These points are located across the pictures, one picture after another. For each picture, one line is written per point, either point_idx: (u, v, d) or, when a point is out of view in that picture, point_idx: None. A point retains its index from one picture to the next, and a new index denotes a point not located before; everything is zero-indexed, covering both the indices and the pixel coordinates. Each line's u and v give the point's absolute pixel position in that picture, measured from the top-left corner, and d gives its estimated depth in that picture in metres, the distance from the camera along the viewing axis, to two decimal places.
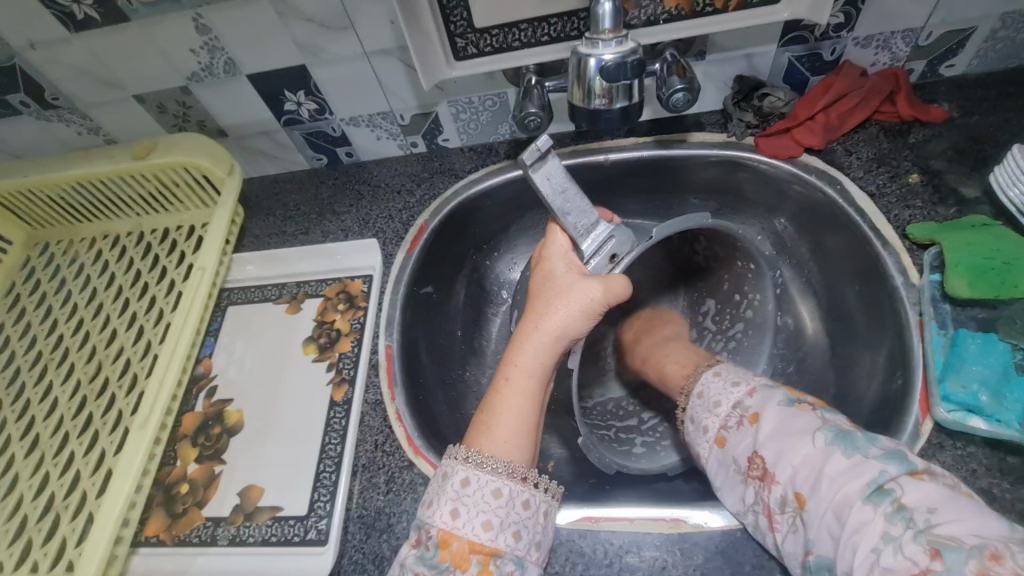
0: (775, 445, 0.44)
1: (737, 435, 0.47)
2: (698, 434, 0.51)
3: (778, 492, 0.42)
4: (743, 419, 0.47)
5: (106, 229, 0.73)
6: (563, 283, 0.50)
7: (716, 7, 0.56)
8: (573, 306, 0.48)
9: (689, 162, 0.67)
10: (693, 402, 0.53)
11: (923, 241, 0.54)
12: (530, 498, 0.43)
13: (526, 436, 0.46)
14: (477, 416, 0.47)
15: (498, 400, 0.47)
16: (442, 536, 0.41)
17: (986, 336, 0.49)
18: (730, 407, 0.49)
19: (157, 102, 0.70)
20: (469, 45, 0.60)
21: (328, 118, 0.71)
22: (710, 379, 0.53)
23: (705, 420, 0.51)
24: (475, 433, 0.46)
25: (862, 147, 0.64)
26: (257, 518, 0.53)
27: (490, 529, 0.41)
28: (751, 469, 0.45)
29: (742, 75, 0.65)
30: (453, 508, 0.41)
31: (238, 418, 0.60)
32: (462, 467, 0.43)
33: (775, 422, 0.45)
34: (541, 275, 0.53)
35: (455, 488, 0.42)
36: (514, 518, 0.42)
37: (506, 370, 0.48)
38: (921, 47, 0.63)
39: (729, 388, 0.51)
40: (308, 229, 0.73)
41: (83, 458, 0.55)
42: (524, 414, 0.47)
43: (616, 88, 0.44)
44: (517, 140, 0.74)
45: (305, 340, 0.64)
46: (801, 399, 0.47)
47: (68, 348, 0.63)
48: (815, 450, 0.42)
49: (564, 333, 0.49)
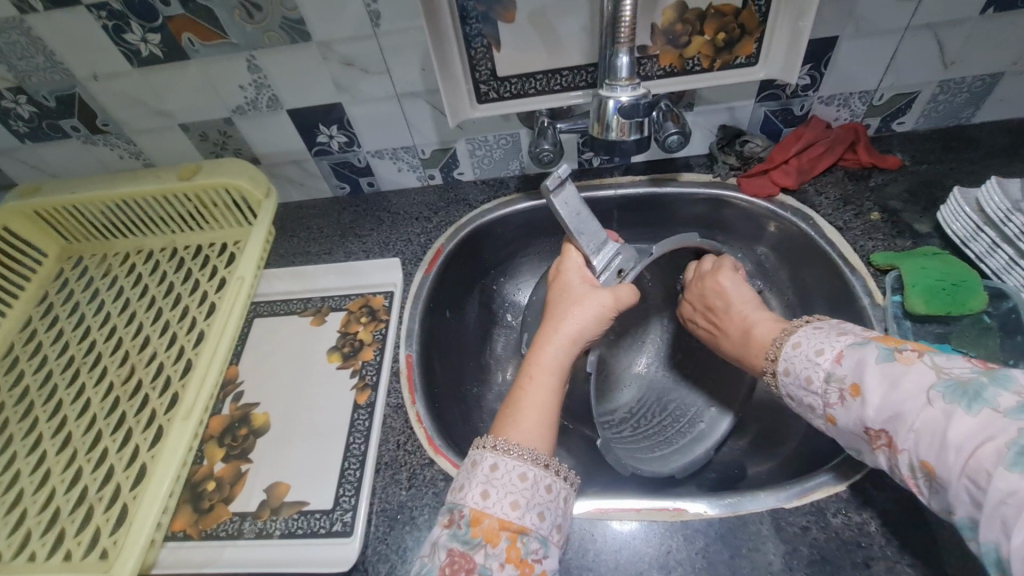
0: (887, 413, 0.43)
1: (845, 411, 0.46)
2: (801, 390, 0.50)
3: (905, 459, 0.42)
4: (843, 392, 0.46)
5: (140, 244, 0.78)
6: (578, 292, 0.57)
7: (703, 66, 0.66)
8: (588, 311, 0.55)
9: (679, 199, 0.76)
10: (789, 352, 0.52)
11: (884, 266, 0.63)
12: (553, 483, 0.46)
13: (548, 426, 0.50)
14: (501, 412, 0.52)
15: (522, 395, 0.52)
16: (473, 515, 0.44)
17: (942, 345, 0.57)
18: (824, 380, 0.48)
19: (200, 131, 0.76)
20: (490, 91, 0.69)
21: (356, 150, 0.79)
22: (805, 333, 0.52)
23: (807, 371, 0.50)
24: (502, 426, 0.50)
25: (830, 189, 0.73)
26: (284, 512, 0.56)
27: (517, 508, 0.44)
28: (875, 439, 0.44)
29: (725, 125, 0.75)
30: (483, 489, 0.45)
31: (263, 420, 0.63)
32: (490, 453, 0.47)
33: (881, 388, 0.44)
34: (558, 287, 0.59)
35: (485, 473, 0.46)
36: (538, 500, 0.45)
37: (530, 368, 0.54)
38: (875, 106, 0.74)
39: (816, 358, 0.49)
40: (331, 250, 0.78)
41: (117, 454, 0.58)
42: (547, 408, 0.51)
43: (632, 124, 0.52)
44: (526, 176, 0.83)
45: (330, 349, 0.69)
46: (899, 351, 0.45)
47: (101, 353, 0.67)
48: (933, 411, 0.40)
49: (581, 336, 0.55)
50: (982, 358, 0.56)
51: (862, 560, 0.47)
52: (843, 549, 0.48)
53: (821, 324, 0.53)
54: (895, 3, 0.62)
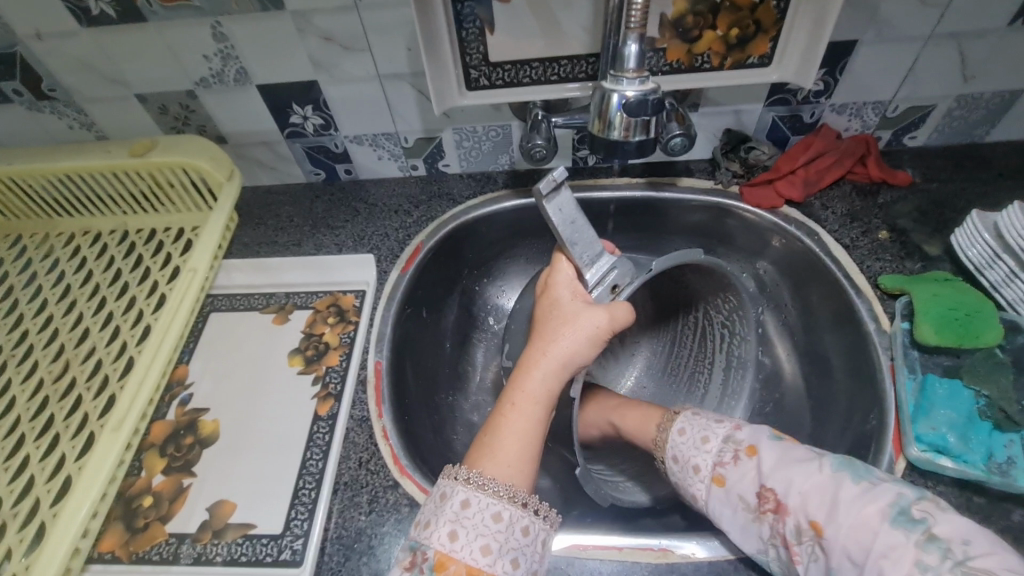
0: (781, 475, 0.46)
1: (735, 471, 0.48)
2: (688, 475, 0.51)
3: (793, 523, 0.44)
4: (738, 454, 0.49)
5: (87, 225, 0.71)
6: (570, 310, 0.53)
7: (712, 64, 0.61)
8: (581, 332, 0.51)
9: (675, 204, 0.71)
10: (675, 440, 0.53)
11: (894, 290, 0.59)
12: (530, 524, 0.43)
13: (528, 460, 0.47)
14: (477, 440, 0.48)
15: (503, 423, 0.48)
16: (438, 559, 0.41)
17: (952, 383, 0.53)
18: (720, 443, 0.50)
19: (160, 104, 0.69)
20: (481, 77, 0.63)
21: (333, 134, 0.72)
22: (690, 419, 0.54)
23: (694, 459, 0.51)
24: (477, 457, 0.46)
25: (837, 203, 0.69)
26: (226, 536, 0.50)
27: (488, 553, 0.41)
28: (762, 503, 0.46)
29: (730, 129, 0.70)
30: (452, 529, 0.42)
31: (212, 428, 0.57)
32: (462, 488, 0.43)
33: (775, 453, 0.47)
34: (547, 302, 0.55)
35: (455, 510, 0.42)
36: (513, 544, 0.42)
37: (513, 395, 0.50)
38: (889, 118, 0.70)
39: (713, 425, 0.52)
40: (300, 241, 0.72)
41: (40, 463, 0.51)
42: (527, 440, 0.48)
43: (636, 123, 0.46)
44: (516, 171, 0.77)
45: (292, 352, 0.63)
46: (787, 433, 0.50)
47: (32, 345, 0.60)
48: (824, 475, 0.44)
49: (572, 360, 0.51)
50: (997, 400, 0.51)
51: None
52: None
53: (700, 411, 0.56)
54: (922, 8, 0.58)
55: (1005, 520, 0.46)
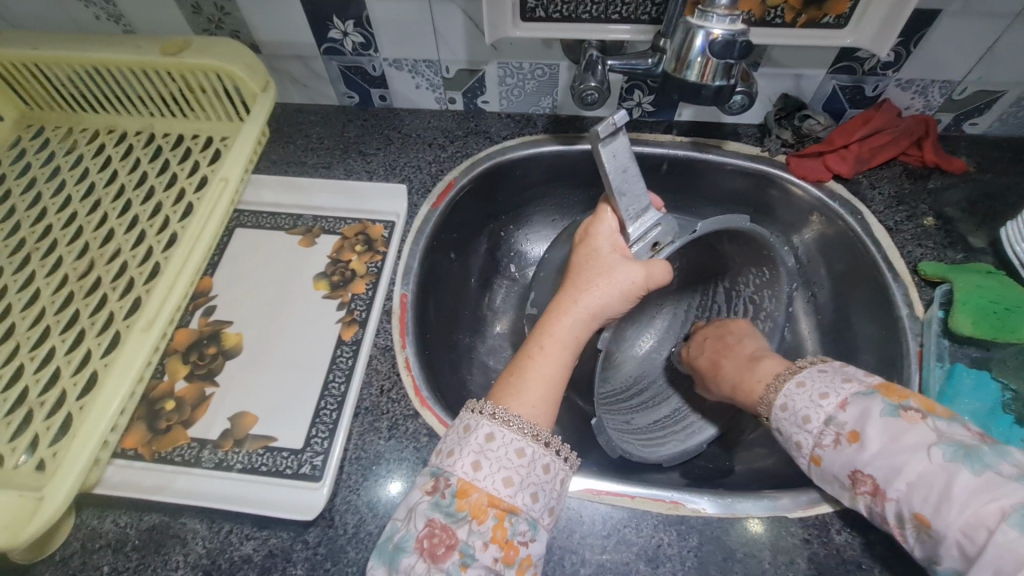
0: (881, 463, 0.41)
1: (834, 455, 0.44)
2: (793, 446, 0.48)
3: (892, 508, 0.41)
4: (839, 437, 0.44)
5: (113, 124, 0.68)
6: (607, 261, 0.52)
7: (785, 20, 0.58)
8: (615, 285, 0.50)
9: (719, 169, 0.69)
10: (791, 390, 0.49)
11: (934, 277, 0.58)
12: (551, 463, 0.44)
13: (552, 404, 0.47)
14: (503, 378, 0.49)
15: (529, 365, 0.48)
16: (461, 486, 0.41)
17: (980, 374, 0.52)
18: (843, 412, 0.45)
19: (193, 1, 0.65)
20: (538, 7, 0.59)
21: (372, 55, 0.69)
22: (792, 390, 0.49)
23: (807, 410, 0.47)
24: (503, 394, 0.47)
25: (885, 184, 0.67)
26: (247, 446, 0.51)
27: (510, 485, 0.42)
28: (857, 485, 0.43)
29: (788, 94, 0.67)
30: (475, 460, 0.42)
31: (235, 341, 0.57)
32: (487, 422, 0.44)
33: (883, 437, 0.42)
34: (585, 252, 0.54)
35: (479, 442, 0.43)
36: (534, 479, 0.43)
37: (541, 339, 0.50)
38: (954, 100, 0.67)
39: (841, 382, 0.47)
40: (330, 164, 0.70)
41: (65, 356, 0.51)
42: (552, 384, 0.48)
43: (718, 66, 0.44)
44: (557, 116, 0.74)
45: (317, 275, 0.62)
46: (903, 399, 0.43)
47: (57, 241, 0.59)
48: (935, 467, 0.39)
49: (602, 311, 0.50)
50: (1022, 395, 0.51)
51: None
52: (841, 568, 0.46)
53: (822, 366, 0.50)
54: None
55: None
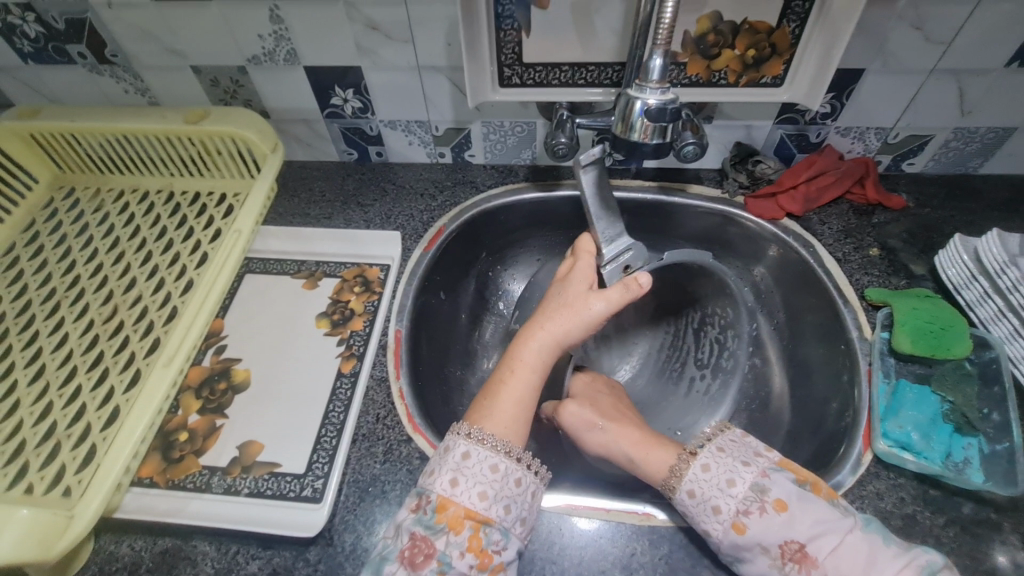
0: (814, 534, 0.45)
1: (760, 522, 0.47)
2: (704, 515, 0.48)
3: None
4: (764, 505, 0.47)
5: (136, 184, 0.76)
6: (571, 293, 0.58)
7: (728, 80, 0.66)
8: (578, 314, 0.56)
9: (684, 209, 0.77)
10: (698, 475, 0.50)
11: (878, 302, 0.64)
12: (522, 477, 0.48)
13: (521, 423, 0.52)
14: (478, 400, 0.54)
15: (501, 388, 0.54)
16: (440, 501, 0.46)
17: (921, 389, 0.58)
18: (747, 488, 0.48)
19: (211, 76, 0.74)
20: (514, 75, 0.68)
21: (369, 118, 0.77)
22: (713, 454, 0.51)
23: (716, 499, 0.48)
24: (477, 414, 0.52)
25: (833, 219, 0.74)
26: (253, 472, 0.55)
27: (484, 499, 0.47)
28: (788, 554, 0.45)
29: (740, 142, 0.75)
30: (453, 477, 0.47)
31: (244, 376, 0.62)
32: (464, 441, 0.49)
33: (810, 514, 0.46)
34: (556, 285, 0.60)
35: (456, 460, 0.48)
36: (506, 492, 0.47)
37: (513, 364, 0.55)
38: (889, 144, 0.75)
39: (740, 466, 0.50)
40: (331, 215, 0.77)
41: (90, 393, 0.57)
42: (522, 405, 0.53)
43: (655, 128, 0.51)
44: (537, 166, 0.82)
45: (319, 315, 0.68)
46: (808, 479, 0.49)
47: (84, 289, 0.65)
48: (857, 539, 0.45)
49: (567, 338, 0.56)
50: (960, 405, 0.56)
51: None
52: None
53: (721, 441, 0.53)
54: (926, 45, 0.63)
55: (955, 511, 0.51)
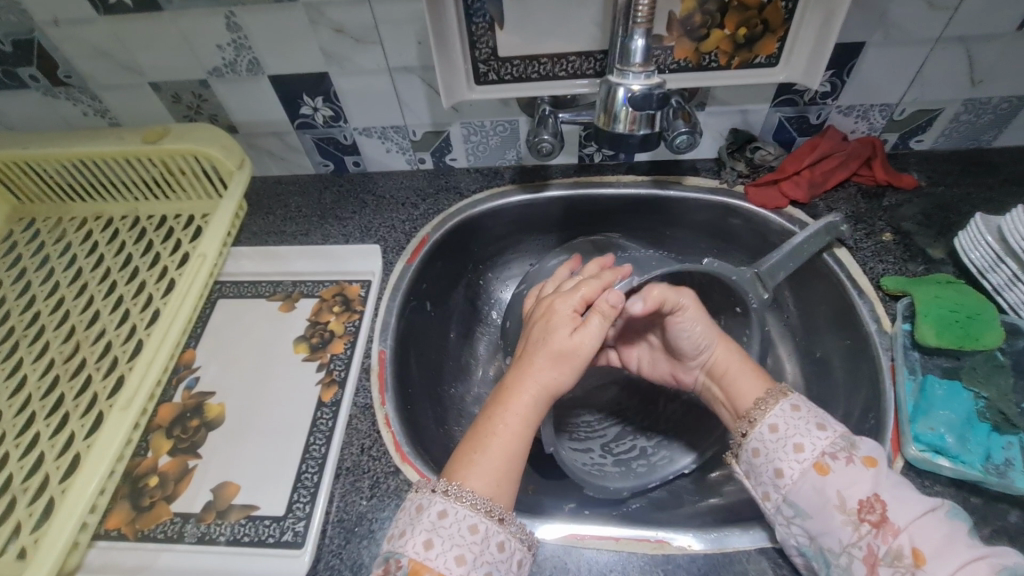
0: (898, 496, 0.43)
1: (847, 470, 0.45)
2: (784, 452, 0.48)
3: (893, 544, 0.42)
4: (853, 457, 0.46)
5: (100, 210, 0.72)
6: (554, 333, 0.51)
7: (720, 63, 0.62)
8: (559, 359, 0.50)
9: (681, 203, 0.72)
10: (788, 410, 0.49)
11: (896, 292, 0.59)
12: (507, 541, 0.43)
13: (507, 483, 0.46)
14: (461, 451, 0.48)
15: (484, 443, 0.47)
16: (414, 565, 0.41)
17: (951, 384, 0.53)
18: (837, 437, 0.47)
19: (173, 92, 0.70)
20: (490, 72, 0.63)
21: (342, 126, 0.73)
22: (803, 400, 0.50)
23: (800, 438, 0.48)
24: (458, 467, 0.46)
25: (841, 205, 0.69)
26: (230, 517, 0.51)
27: (462, 564, 0.42)
28: (866, 511, 0.43)
29: (737, 128, 0.71)
30: (427, 538, 0.42)
31: (218, 412, 0.58)
32: (441, 499, 0.44)
33: (891, 480, 0.44)
34: (543, 324, 0.52)
35: (432, 519, 0.43)
36: (488, 557, 0.43)
37: (497, 415, 0.48)
38: (895, 121, 0.70)
39: (832, 419, 0.49)
40: (308, 231, 0.73)
41: (50, 440, 0.53)
42: (508, 461, 0.47)
43: (641, 116, 0.47)
44: (523, 167, 0.78)
45: (297, 339, 0.63)
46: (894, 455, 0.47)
47: (44, 326, 0.61)
48: (938, 518, 0.42)
49: (554, 386, 0.50)
50: (995, 401, 0.51)
51: None
52: None
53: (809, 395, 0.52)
54: (931, 12, 0.58)
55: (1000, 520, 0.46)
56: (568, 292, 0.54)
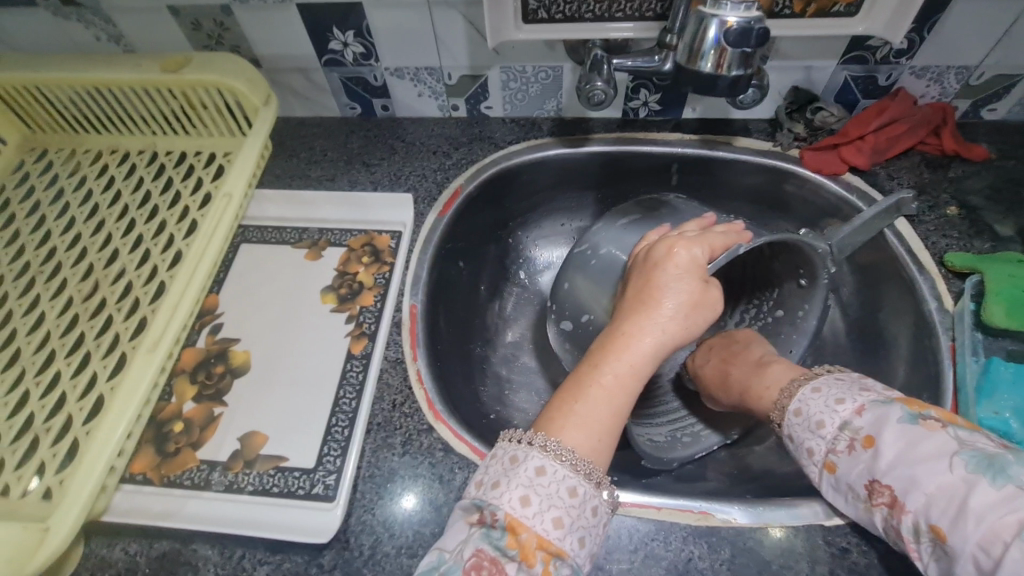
0: (900, 471, 0.39)
1: (848, 462, 0.43)
2: (802, 456, 0.46)
3: (909, 521, 0.38)
4: (853, 441, 0.43)
5: (115, 144, 0.68)
6: (663, 286, 0.49)
7: (794, 10, 0.56)
8: (669, 313, 0.48)
9: (730, 165, 0.68)
10: (792, 420, 0.47)
11: (963, 269, 0.56)
12: (600, 506, 0.40)
13: (609, 441, 0.43)
14: (555, 405, 0.45)
15: (587, 394, 0.45)
16: (509, 521, 0.38)
17: (1019, 366, 0.50)
18: (836, 427, 0.44)
19: (192, 18, 0.65)
20: (540, 8, 0.58)
21: (373, 65, 0.68)
22: (807, 396, 0.47)
23: (808, 441, 0.45)
24: (553, 423, 0.43)
25: (903, 174, 0.65)
26: (257, 467, 0.49)
27: (559, 527, 0.38)
28: (874, 496, 0.41)
29: (797, 86, 0.66)
30: (524, 494, 0.39)
31: (243, 359, 0.56)
32: (537, 454, 0.41)
33: (897, 448, 0.40)
34: (651, 277, 0.50)
35: (529, 475, 0.40)
36: (583, 522, 0.39)
37: (603, 367, 0.46)
38: (971, 86, 0.65)
39: (833, 406, 0.45)
40: (334, 176, 0.69)
41: (71, 380, 0.51)
42: (615, 415, 0.44)
43: (734, 54, 0.44)
44: (562, 119, 0.73)
45: (324, 289, 0.61)
46: (926, 413, 0.41)
47: (61, 263, 0.58)
48: (952, 477, 0.37)
49: (665, 341, 0.48)
50: None
51: None
52: None
53: (838, 372, 0.48)
54: None
55: None
56: (692, 241, 0.52)
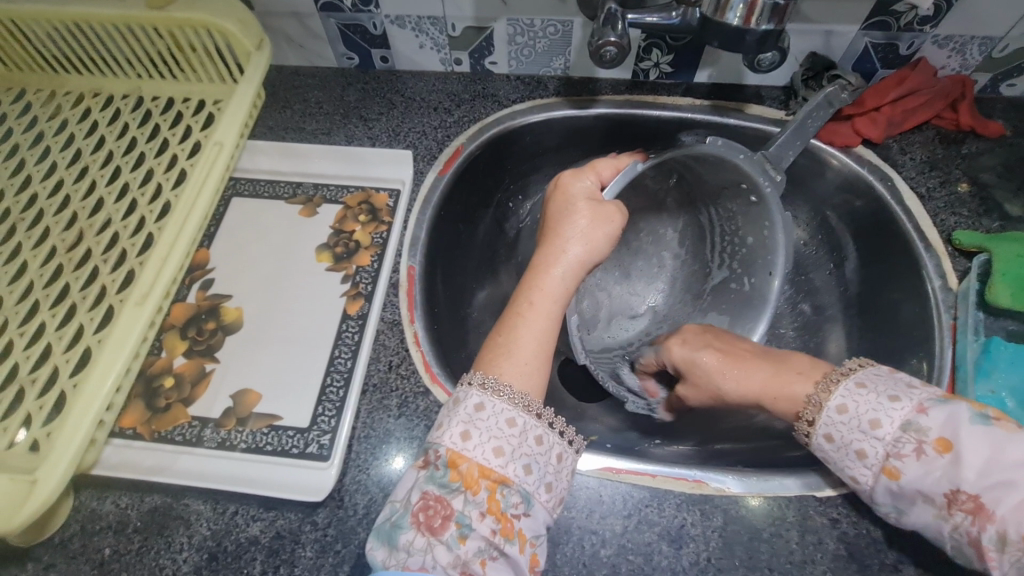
0: (987, 483, 0.37)
1: (916, 467, 0.39)
2: (848, 461, 0.43)
3: (994, 531, 0.36)
4: (921, 446, 0.39)
5: (98, 87, 0.64)
6: (577, 208, 0.50)
7: None
8: (587, 234, 0.49)
9: (740, 133, 0.66)
10: (833, 417, 0.43)
11: (971, 247, 0.55)
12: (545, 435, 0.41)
13: (544, 364, 0.45)
14: (490, 342, 0.46)
15: (519, 323, 0.46)
16: (450, 456, 0.40)
17: (1020, 347, 0.50)
18: (898, 428, 0.41)
19: None
20: None
21: (372, 11, 0.64)
22: (850, 392, 0.43)
23: (859, 443, 0.42)
24: (492, 359, 0.44)
25: (917, 149, 0.63)
26: (250, 425, 0.49)
27: (501, 455, 0.40)
28: (955, 502, 0.38)
29: (816, 52, 0.63)
30: (464, 429, 0.40)
31: (235, 316, 0.54)
32: (478, 392, 0.42)
33: (980, 458, 0.37)
34: (559, 204, 0.51)
35: (468, 412, 0.41)
36: (526, 450, 0.41)
37: (531, 293, 0.47)
38: (993, 59, 0.62)
39: (886, 403, 0.42)
40: (330, 130, 0.66)
41: (56, 332, 0.49)
42: (543, 338, 0.46)
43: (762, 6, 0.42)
44: (569, 78, 0.69)
45: (319, 247, 0.59)
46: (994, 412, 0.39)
47: (43, 211, 0.56)
48: None
49: (588, 261, 0.49)
50: None
51: (885, 556, 0.44)
52: (873, 548, 0.44)
53: (868, 372, 0.44)
54: None
55: None
56: (581, 173, 0.53)
